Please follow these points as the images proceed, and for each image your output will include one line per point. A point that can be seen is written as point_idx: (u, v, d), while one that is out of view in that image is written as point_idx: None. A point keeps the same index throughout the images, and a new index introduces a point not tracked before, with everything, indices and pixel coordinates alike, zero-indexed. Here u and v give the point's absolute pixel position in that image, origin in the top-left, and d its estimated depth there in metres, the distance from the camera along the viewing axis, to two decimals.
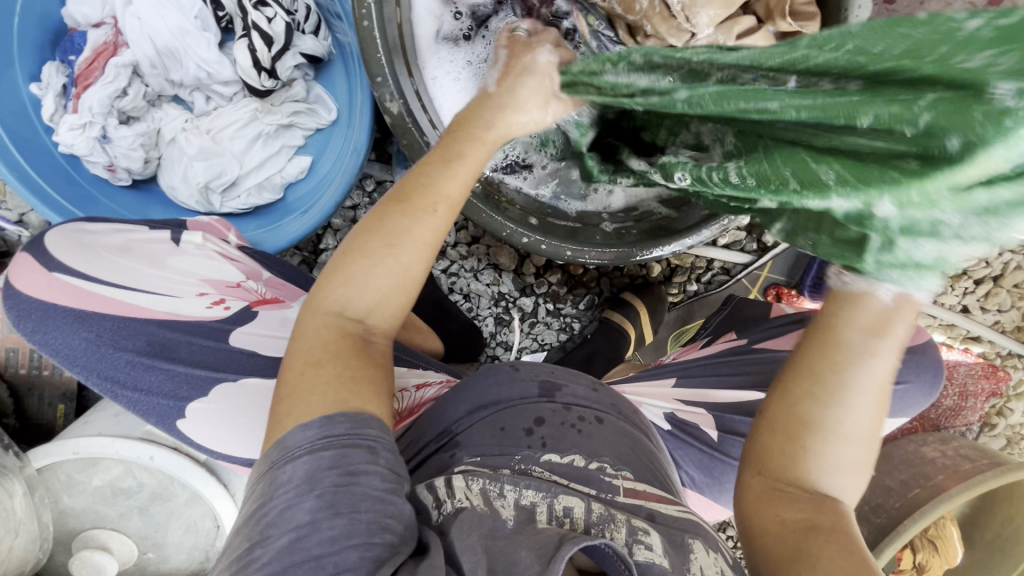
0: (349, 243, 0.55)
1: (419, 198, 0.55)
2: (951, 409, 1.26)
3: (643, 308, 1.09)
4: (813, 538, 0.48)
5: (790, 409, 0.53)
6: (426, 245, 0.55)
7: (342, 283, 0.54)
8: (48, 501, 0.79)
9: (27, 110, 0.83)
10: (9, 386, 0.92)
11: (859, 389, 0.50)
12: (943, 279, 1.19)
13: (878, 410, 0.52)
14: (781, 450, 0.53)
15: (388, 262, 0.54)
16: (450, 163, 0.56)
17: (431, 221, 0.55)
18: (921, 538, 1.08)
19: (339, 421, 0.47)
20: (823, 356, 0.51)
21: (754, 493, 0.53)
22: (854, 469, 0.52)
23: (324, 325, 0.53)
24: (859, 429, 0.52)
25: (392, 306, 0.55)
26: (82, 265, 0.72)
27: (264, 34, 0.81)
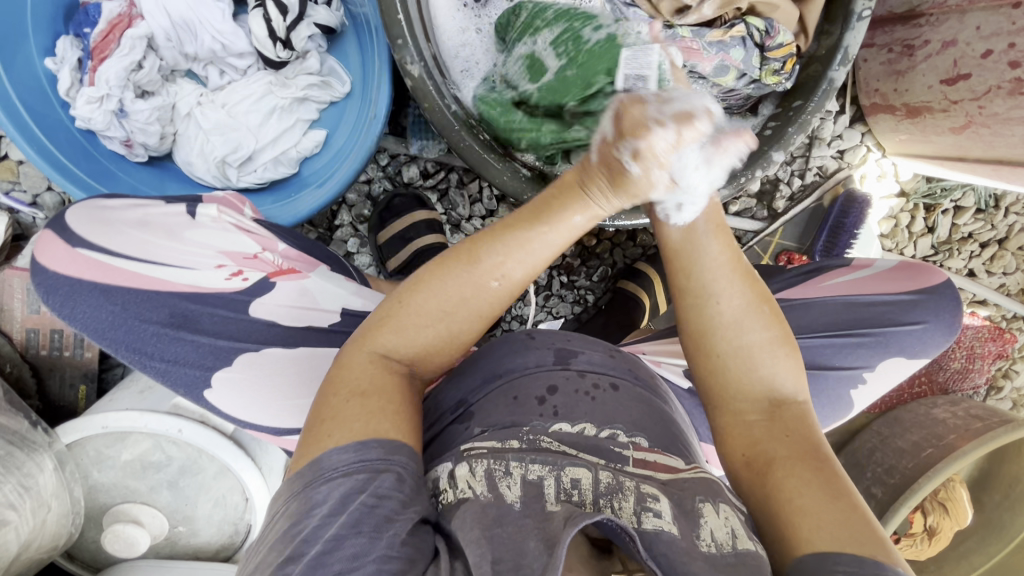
0: (400, 293, 0.55)
1: (478, 268, 0.53)
2: (959, 372, 1.27)
3: (656, 276, 1.11)
4: (774, 464, 0.53)
5: (690, 328, 0.59)
6: (479, 314, 0.55)
7: (395, 327, 0.54)
8: (78, 476, 0.79)
9: (42, 84, 0.83)
10: (32, 366, 0.92)
11: (705, 279, 0.58)
12: (950, 244, 1.20)
13: (747, 286, 0.58)
14: (711, 373, 0.59)
15: (439, 323, 0.54)
16: (515, 246, 0.52)
17: (493, 296, 0.54)
18: (931, 501, 1.09)
19: (370, 446, 0.48)
20: (676, 269, 0.59)
21: (720, 430, 0.59)
22: (764, 348, 0.58)
23: (370, 364, 0.54)
24: (743, 311, 0.58)
25: (437, 357, 0.57)
26: (103, 239, 0.69)
27: (277, 4, 0.81)
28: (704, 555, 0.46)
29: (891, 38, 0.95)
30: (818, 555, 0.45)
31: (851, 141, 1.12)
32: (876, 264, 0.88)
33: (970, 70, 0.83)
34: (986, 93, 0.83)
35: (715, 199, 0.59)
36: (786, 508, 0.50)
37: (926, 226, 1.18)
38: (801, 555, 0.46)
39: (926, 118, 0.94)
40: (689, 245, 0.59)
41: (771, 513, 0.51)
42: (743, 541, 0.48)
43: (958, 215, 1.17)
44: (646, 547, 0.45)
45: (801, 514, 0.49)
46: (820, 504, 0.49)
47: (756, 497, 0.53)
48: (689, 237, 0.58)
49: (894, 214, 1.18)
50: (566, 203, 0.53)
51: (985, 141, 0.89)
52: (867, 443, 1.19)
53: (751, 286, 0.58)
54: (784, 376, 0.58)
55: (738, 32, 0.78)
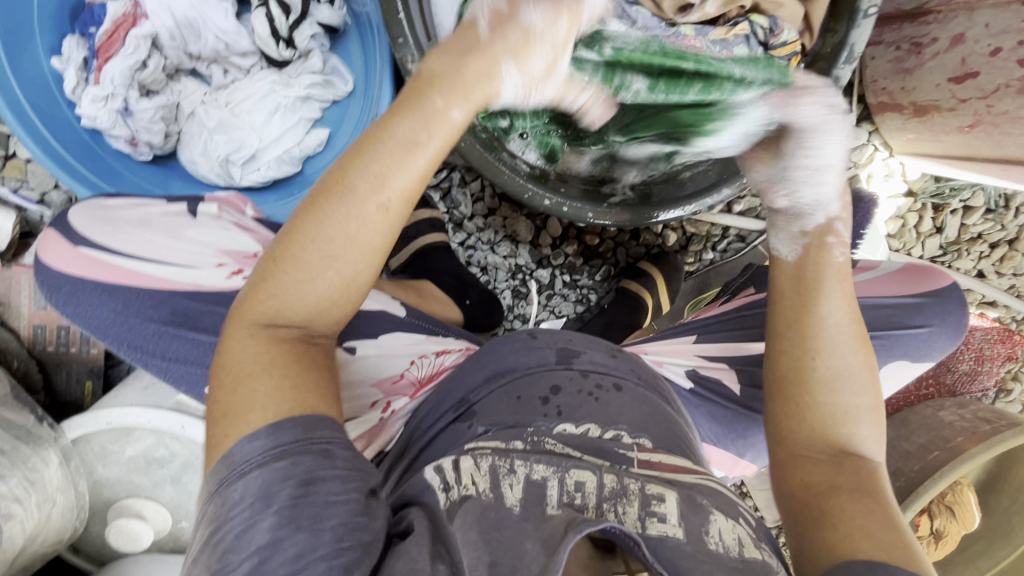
0: (275, 249, 0.51)
1: (353, 199, 0.49)
2: (967, 374, 1.25)
3: (659, 275, 1.10)
4: (838, 492, 0.55)
5: (781, 367, 0.63)
6: (364, 243, 0.51)
7: (275, 291, 0.51)
8: (83, 470, 0.80)
9: (48, 84, 0.84)
10: (38, 362, 0.93)
11: (823, 330, 0.60)
12: (958, 244, 1.18)
13: (858, 348, 0.60)
14: (792, 414, 0.61)
15: (329, 270, 0.51)
16: (391, 151, 0.49)
17: (370, 219, 0.50)
18: (937, 504, 1.07)
19: (286, 429, 0.47)
20: (784, 315, 0.63)
21: (784, 462, 0.61)
22: (861, 412, 0.60)
23: (252, 337, 0.51)
24: (848, 369, 0.60)
25: (330, 313, 0.53)
26: (103, 239, 0.70)
27: (280, 3, 0.81)
28: (711, 556, 0.46)
29: (897, 36, 0.94)
30: (865, 565, 0.47)
31: (858, 140, 1.11)
32: (882, 265, 0.88)
33: (978, 68, 0.82)
34: (994, 92, 0.82)
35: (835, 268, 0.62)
36: (840, 527, 0.51)
37: (934, 227, 1.17)
38: (847, 562, 0.48)
39: (934, 117, 0.93)
40: (809, 289, 0.62)
41: (821, 529, 0.52)
42: (748, 549, 0.49)
43: (967, 216, 1.16)
44: (650, 552, 0.45)
45: (854, 538, 0.50)
46: (878, 535, 0.50)
47: (808, 518, 0.54)
48: (803, 283, 0.62)
49: (901, 214, 1.16)
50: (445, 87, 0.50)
51: (994, 140, 0.88)
52: None
53: (865, 349, 0.60)
54: (868, 439, 0.60)
55: (741, 30, 0.77)
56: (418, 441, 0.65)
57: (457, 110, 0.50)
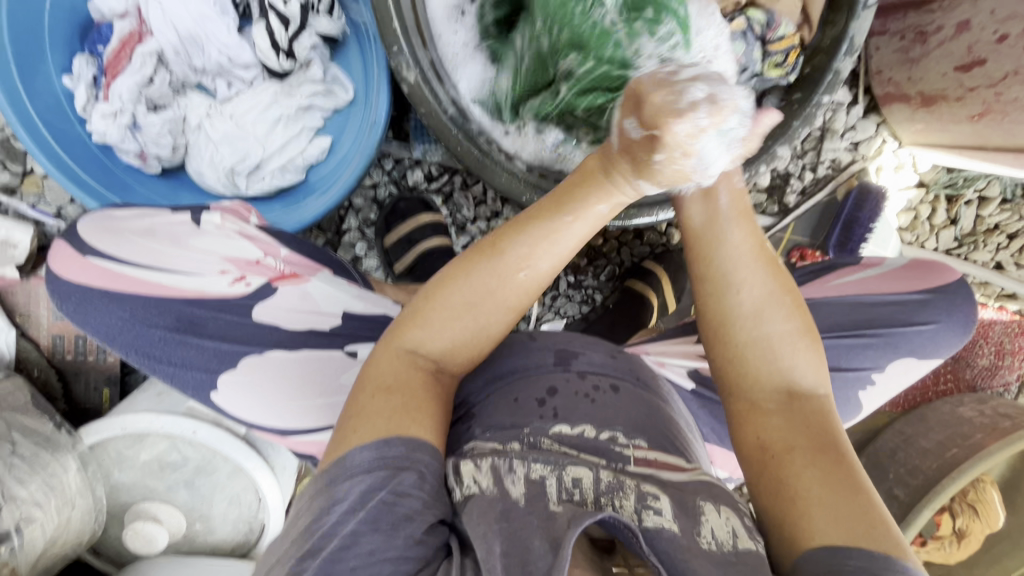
0: (429, 289, 0.56)
1: (505, 259, 0.54)
2: (987, 369, 1.21)
3: (665, 275, 1.10)
4: (792, 453, 0.52)
5: (711, 312, 0.59)
6: (507, 306, 0.56)
7: (424, 322, 0.55)
8: (100, 475, 0.83)
9: (60, 102, 0.87)
10: (58, 370, 0.96)
11: (733, 266, 0.58)
12: (974, 235, 1.15)
13: (770, 274, 0.58)
14: (723, 357, 0.59)
15: (465, 315, 0.55)
16: (551, 241, 0.53)
17: (518, 287, 0.55)
18: (959, 502, 1.04)
19: (394, 444, 0.48)
20: (699, 251, 0.60)
21: (738, 415, 0.57)
22: (788, 341, 0.57)
23: (397, 359, 0.54)
24: (765, 300, 0.58)
25: (467, 353, 0.57)
26: (112, 249, 0.72)
27: (280, 15, 0.83)
28: (703, 553, 0.45)
29: (902, 25, 0.92)
30: (828, 552, 0.45)
31: (865, 132, 1.09)
32: (886, 261, 0.86)
33: (985, 56, 0.81)
34: (1002, 80, 0.80)
35: (744, 199, 0.61)
36: (800, 500, 0.49)
37: (948, 219, 1.14)
38: (811, 547, 0.46)
39: (942, 106, 0.91)
40: (713, 228, 0.59)
41: (782, 500, 0.50)
42: (742, 542, 0.48)
43: (982, 206, 1.13)
44: (647, 546, 0.45)
45: (812, 507, 0.48)
46: (834, 499, 0.48)
47: (766, 480, 0.52)
48: (713, 222, 0.60)
49: (913, 206, 1.14)
50: (592, 185, 0.52)
51: (1005, 129, 0.85)
52: (889, 442, 1.14)
53: (773, 274, 0.58)
54: (805, 368, 0.57)
55: (738, 26, 0.79)
56: None
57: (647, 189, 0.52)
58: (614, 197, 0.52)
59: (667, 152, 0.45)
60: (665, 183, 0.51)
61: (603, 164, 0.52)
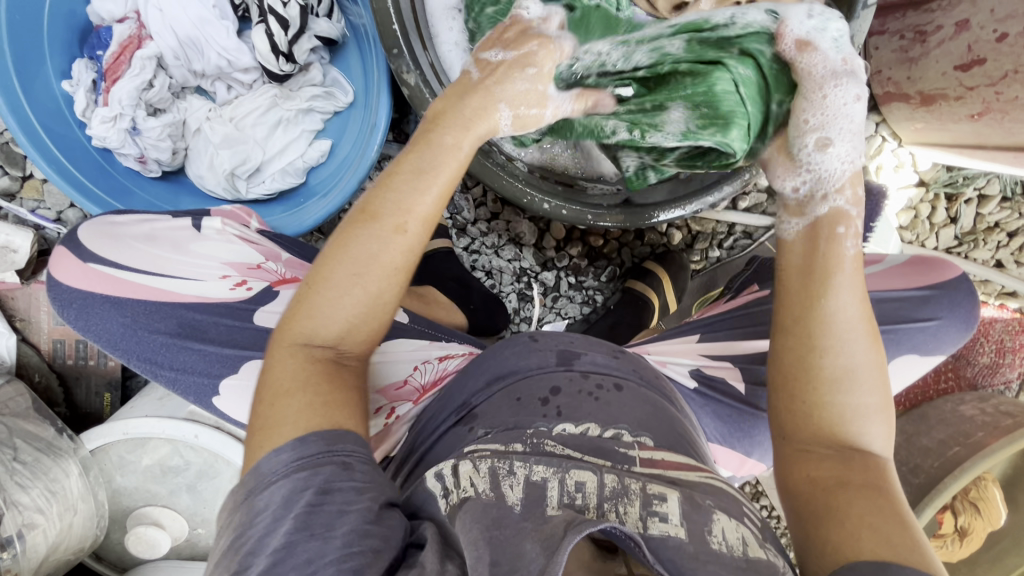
0: (312, 272, 0.55)
1: (379, 220, 0.54)
2: (988, 367, 1.21)
3: (665, 275, 1.09)
4: (845, 487, 0.53)
5: (788, 363, 0.59)
6: (393, 267, 0.54)
7: (312, 313, 0.54)
8: (102, 480, 0.83)
9: (59, 106, 0.87)
10: (58, 375, 0.96)
11: (834, 325, 0.56)
12: (974, 234, 1.15)
13: (872, 344, 0.57)
14: (794, 408, 0.58)
15: (352, 288, 0.53)
16: (420, 181, 0.55)
17: (397, 244, 0.54)
18: (961, 500, 1.04)
19: (309, 442, 0.48)
20: (793, 307, 0.58)
21: (792, 457, 0.58)
22: (870, 411, 0.57)
23: (291, 355, 0.53)
24: (856, 368, 0.57)
25: (362, 334, 0.55)
26: (112, 255, 0.71)
27: (279, 18, 0.83)
28: (715, 558, 0.45)
29: (901, 24, 0.92)
30: (875, 563, 0.45)
31: None
32: (886, 259, 0.86)
33: (984, 55, 0.80)
34: (1002, 79, 0.80)
35: (858, 256, 0.59)
36: (849, 524, 0.49)
37: (948, 217, 1.14)
38: (852, 563, 0.46)
39: (942, 105, 0.91)
40: (814, 271, 0.58)
41: (829, 526, 0.50)
42: (751, 548, 0.48)
43: (981, 205, 1.13)
44: (651, 553, 0.44)
45: (862, 535, 0.48)
46: (890, 535, 0.47)
47: (814, 514, 0.52)
48: (811, 272, 0.58)
49: (913, 205, 1.14)
50: (471, 109, 0.57)
51: (1005, 127, 0.85)
52: (891, 441, 1.14)
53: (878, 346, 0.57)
54: (877, 437, 0.57)
55: None
56: (422, 444, 0.65)
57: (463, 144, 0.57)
58: (455, 143, 0.57)
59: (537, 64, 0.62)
60: (521, 126, 0.62)
61: (436, 120, 0.57)
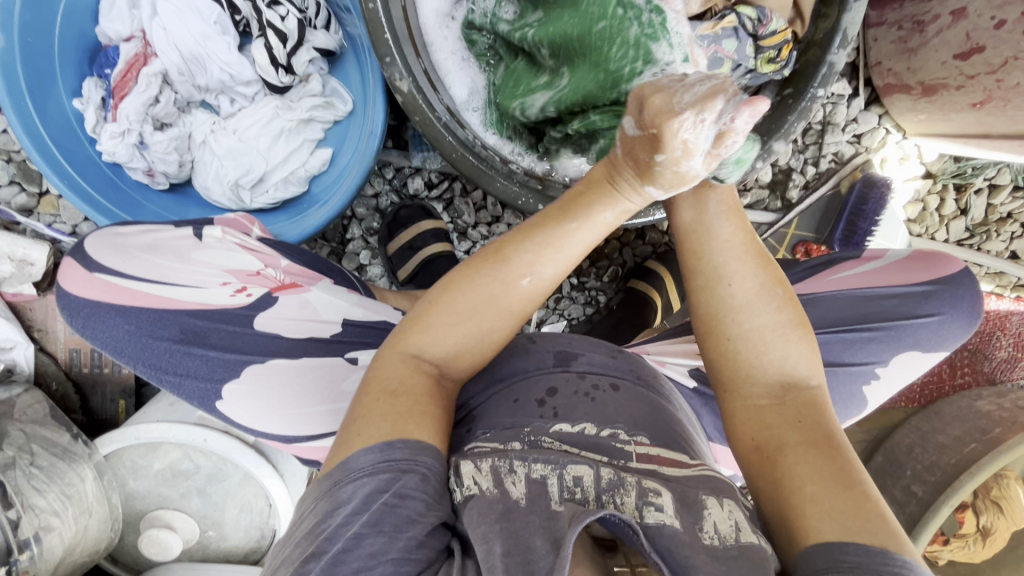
0: (434, 294, 0.57)
1: (508, 265, 0.55)
2: (1006, 361, 1.18)
3: (668, 275, 1.10)
4: (785, 447, 0.52)
5: (701, 310, 0.60)
6: (512, 313, 0.56)
7: (426, 328, 0.56)
8: (116, 484, 0.85)
9: (71, 124, 0.90)
10: (75, 383, 0.99)
11: (727, 263, 0.59)
12: (986, 225, 1.13)
13: (760, 267, 0.60)
14: (723, 359, 0.59)
15: (468, 318, 0.56)
16: (562, 243, 0.55)
17: (522, 294, 0.56)
18: (982, 499, 1.01)
19: (397, 447, 0.49)
20: (694, 248, 0.61)
21: (732, 417, 0.57)
22: (780, 333, 0.58)
23: (402, 362, 0.55)
24: (756, 295, 0.58)
25: (468, 361, 0.58)
26: (118, 265, 0.74)
27: (277, 32, 0.85)
28: (707, 549, 0.45)
29: (899, 15, 0.91)
30: (825, 548, 0.45)
31: (868, 124, 1.08)
32: (888, 254, 0.85)
33: (984, 42, 0.79)
34: (1002, 66, 0.78)
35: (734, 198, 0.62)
36: (795, 498, 0.49)
37: (958, 209, 1.12)
38: (807, 541, 0.46)
39: (943, 95, 0.90)
40: (702, 226, 0.61)
41: (779, 497, 0.50)
42: (746, 534, 0.47)
43: (993, 195, 1.11)
44: (649, 541, 0.45)
45: (806, 500, 0.48)
46: (824, 490, 0.48)
47: (765, 480, 0.51)
48: (700, 219, 0.61)
49: (921, 197, 1.13)
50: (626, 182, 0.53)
51: (1008, 115, 0.84)
52: (905, 438, 1.11)
53: (763, 268, 0.59)
54: (799, 359, 0.57)
55: (729, 22, 0.75)
56: None
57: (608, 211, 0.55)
58: (620, 204, 0.54)
59: (667, 152, 0.48)
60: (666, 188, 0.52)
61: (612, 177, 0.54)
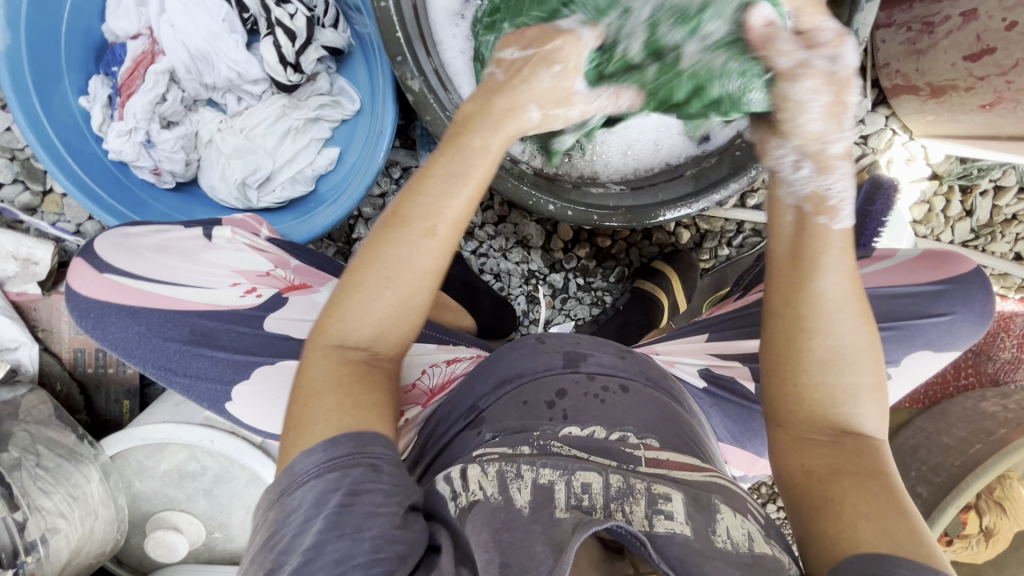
0: (345, 279, 0.54)
1: (409, 224, 0.52)
2: (1010, 362, 1.18)
3: (676, 275, 1.09)
4: (840, 479, 0.50)
5: (776, 346, 0.56)
6: (425, 272, 0.54)
7: (345, 315, 0.53)
8: (121, 485, 0.85)
9: (77, 121, 0.89)
10: (79, 384, 0.98)
11: (824, 308, 0.53)
12: (991, 227, 1.13)
13: (860, 324, 0.53)
14: (790, 396, 0.55)
15: (386, 290, 0.53)
16: (447, 187, 0.53)
17: (426, 248, 0.53)
18: (986, 499, 1.01)
19: (342, 443, 0.48)
20: (782, 290, 0.55)
21: (787, 445, 0.55)
22: (863, 391, 0.53)
23: (326, 357, 0.53)
24: (851, 347, 0.53)
25: (394, 336, 0.55)
26: (128, 264, 0.74)
27: (287, 31, 0.85)
28: (721, 555, 0.45)
29: (908, 16, 0.92)
30: (871, 558, 0.43)
31: (874, 126, 1.08)
32: (898, 254, 0.86)
33: (994, 44, 0.79)
34: (1013, 68, 0.78)
35: (844, 239, 0.54)
36: (845, 517, 0.47)
37: (963, 210, 1.12)
38: (846, 561, 0.44)
39: (952, 96, 0.90)
40: (804, 265, 0.54)
41: (827, 521, 0.48)
42: (757, 544, 0.48)
43: (999, 196, 1.11)
44: (657, 552, 0.44)
45: (859, 530, 0.46)
46: (884, 527, 0.46)
47: (812, 507, 0.50)
48: (801, 257, 0.54)
49: (926, 198, 1.13)
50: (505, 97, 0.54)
51: (1017, 117, 0.84)
52: (910, 439, 1.11)
53: (867, 325, 0.53)
54: (870, 416, 0.54)
55: None
56: (430, 452, 0.65)
57: (493, 142, 0.54)
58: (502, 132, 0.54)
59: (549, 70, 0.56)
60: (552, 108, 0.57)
61: (497, 102, 0.55)
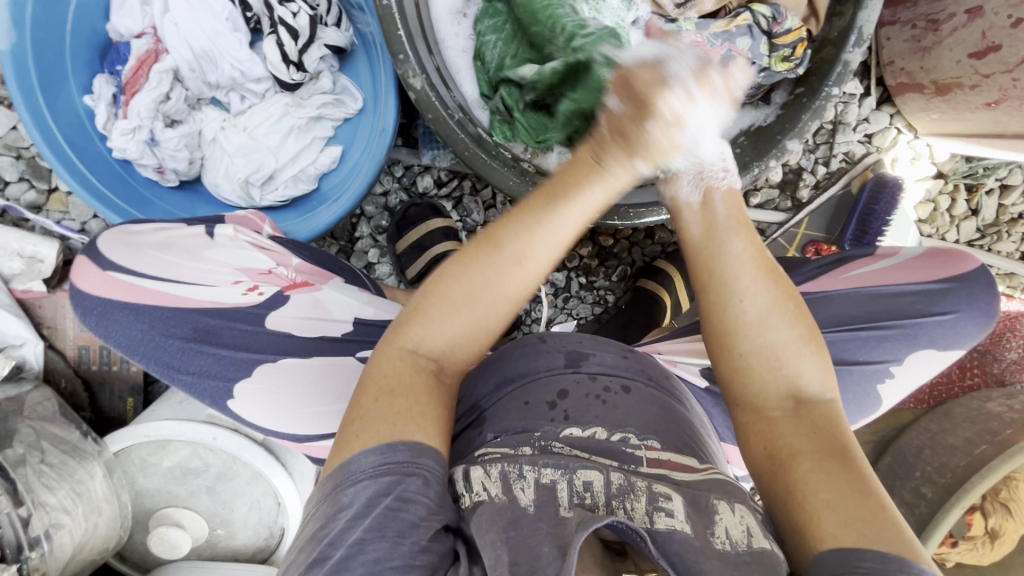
0: (421, 292, 0.55)
1: (500, 250, 0.52)
2: (1016, 363, 1.17)
3: (677, 274, 1.10)
4: (800, 458, 0.51)
5: (715, 322, 0.58)
6: (507, 298, 0.53)
7: (420, 322, 0.54)
8: (125, 481, 0.85)
9: (82, 120, 0.90)
10: (83, 381, 0.99)
11: (736, 276, 0.56)
12: (997, 226, 1.12)
13: (771, 282, 0.57)
14: (740, 376, 0.57)
15: (466, 309, 0.53)
16: (551, 220, 0.52)
17: (512, 278, 0.52)
18: (991, 500, 1.00)
19: (398, 449, 0.48)
20: (699, 263, 0.58)
21: (747, 426, 0.57)
22: (793, 348, 0.56)
23: (399, 360, 0.53)
24: (769, 309, 0.56)
25: (465, 351, 0.55)
26: (131, 263, 0.74)
27: (289, 29, 0.86)
28: (719, 555, 0.45)
29: (912, 14, 0.91)
30: (839, 554, 0.45)
31: (879, 124, 1.07)
32: (902, 252, 0.84)
33: (999, 41, 0.79)
34: (1018, 65, 0.78)
35: (738, 205, 0.59)
36: (808, 505, 0.48)
37: (969, 209, 1.12)
38: (821, 553, 0.45)
39: (957, 94, 0.90)
40: (711, 241, 0.58)
41: (794, 510, 0.49)
42: (757, 539, 0.47)
43: (1004, 195, 1.10)
44: (657, 548, 0.44)
45: (825, 516, 0.47)
46: (848, 507, 0.47)
47: (780, 493, 0.51)
48: (710, 228, 0.58)
49: (931, 197, 1.12)
50: (612, 161, 0.52)
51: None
52: (915, 440, 1.11)
53: (775, 283, 0.56)
54: (812, 374, 0.56)
55: (743, 20, 0.78)
56: None
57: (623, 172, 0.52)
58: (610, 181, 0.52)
59: (658, 120, 0.49)
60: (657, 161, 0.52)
61: (602, 153, 0.52)
